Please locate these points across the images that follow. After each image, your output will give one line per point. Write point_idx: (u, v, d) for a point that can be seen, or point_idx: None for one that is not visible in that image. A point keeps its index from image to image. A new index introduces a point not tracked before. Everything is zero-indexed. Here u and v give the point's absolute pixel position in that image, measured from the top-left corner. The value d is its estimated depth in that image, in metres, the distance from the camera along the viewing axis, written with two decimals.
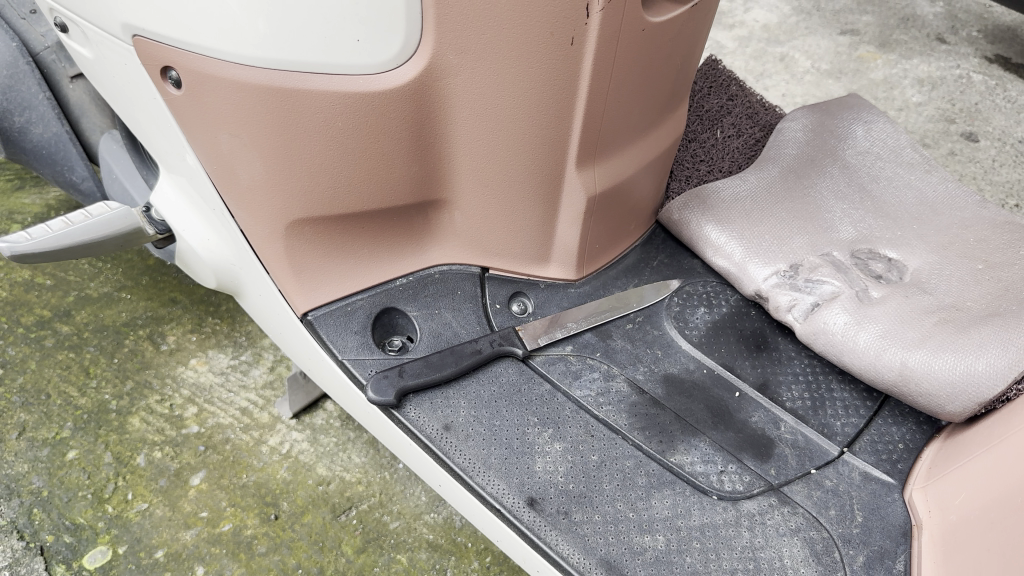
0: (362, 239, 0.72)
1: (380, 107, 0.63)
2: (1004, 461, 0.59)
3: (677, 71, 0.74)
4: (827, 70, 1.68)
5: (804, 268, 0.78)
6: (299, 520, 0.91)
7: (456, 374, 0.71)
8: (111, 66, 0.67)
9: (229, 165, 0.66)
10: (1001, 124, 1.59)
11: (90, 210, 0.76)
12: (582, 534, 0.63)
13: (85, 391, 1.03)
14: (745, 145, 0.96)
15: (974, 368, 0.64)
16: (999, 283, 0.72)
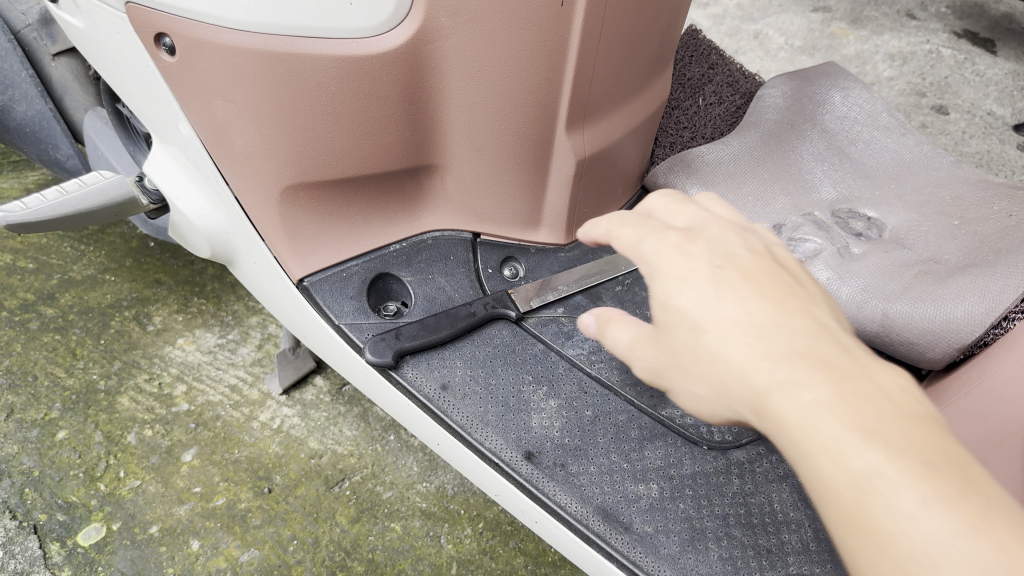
0: (356, 205, 0.74)
1: (375, 71, 0.64)
2: (982, 402, 0.62)
3: (662, 36, 0.76)
4: (800, 47, 1.71)
5: (787, 228, 0.81)
6: (293, 493, 0.92)
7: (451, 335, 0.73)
8: (104, 35, 0.67)
9: (224, 132, 0.66)
10: (970, 97, 1.62)
11: (85, 178, 0.78)
12: (578, 484, 0.65)
13: (73, 372, 1.02)
14: (726, 113, 0.98)
15: (952, 316, 0.66)
16: (976, 236, 0.74)
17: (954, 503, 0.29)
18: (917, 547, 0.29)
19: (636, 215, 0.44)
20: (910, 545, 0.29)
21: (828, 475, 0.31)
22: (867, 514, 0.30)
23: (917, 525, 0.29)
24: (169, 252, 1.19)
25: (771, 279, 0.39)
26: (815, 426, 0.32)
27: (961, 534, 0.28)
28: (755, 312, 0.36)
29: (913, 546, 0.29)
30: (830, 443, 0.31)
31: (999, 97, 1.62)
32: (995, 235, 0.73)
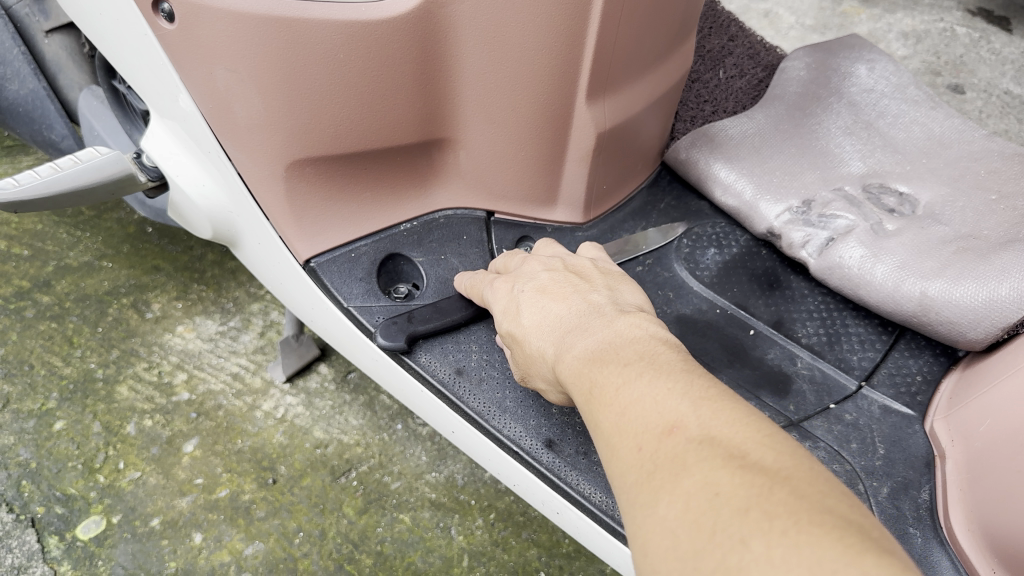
0: (365, 181, 0.70)
1: (384, 36, 0.60)
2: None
3: (686, 3, 0.72)
4: (812, 26, 1.67)
5: (817, 204, 0.77)
6: (298, 483, 0.89)
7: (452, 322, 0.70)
8: (100, 1, 0.63)
9: (226, 103, 0.63)
10: (986, 76, 1.59)
11: (79, 154, 0.74)
12: (602, 473, 0.62)
13: (70, 360, 0.98)
14: (748, 86, 0.94)
15: (997, 294, 0.63)
16: (1015, 212, 0.71)
17: (650, 388, 0.39)
18: (624, 431, 0.39)
19: (480, 275, 0.66)
20: (621, 430, 0.39)
21: (590, 404, 0.43)
22: (598, 421, 0.41)
23: (623, 414, 0.39)
24: (167, 237, 1.14)
25: (561, 287, 0.53)
26: (576, 375, 0.45)
27: (651, 408, 0.38)
28: (539, 311, 0.52)
29: (622, 429, 0.39)
30: (586, 384, 0.43)
31: (1016, 76, 1.59)
32: None
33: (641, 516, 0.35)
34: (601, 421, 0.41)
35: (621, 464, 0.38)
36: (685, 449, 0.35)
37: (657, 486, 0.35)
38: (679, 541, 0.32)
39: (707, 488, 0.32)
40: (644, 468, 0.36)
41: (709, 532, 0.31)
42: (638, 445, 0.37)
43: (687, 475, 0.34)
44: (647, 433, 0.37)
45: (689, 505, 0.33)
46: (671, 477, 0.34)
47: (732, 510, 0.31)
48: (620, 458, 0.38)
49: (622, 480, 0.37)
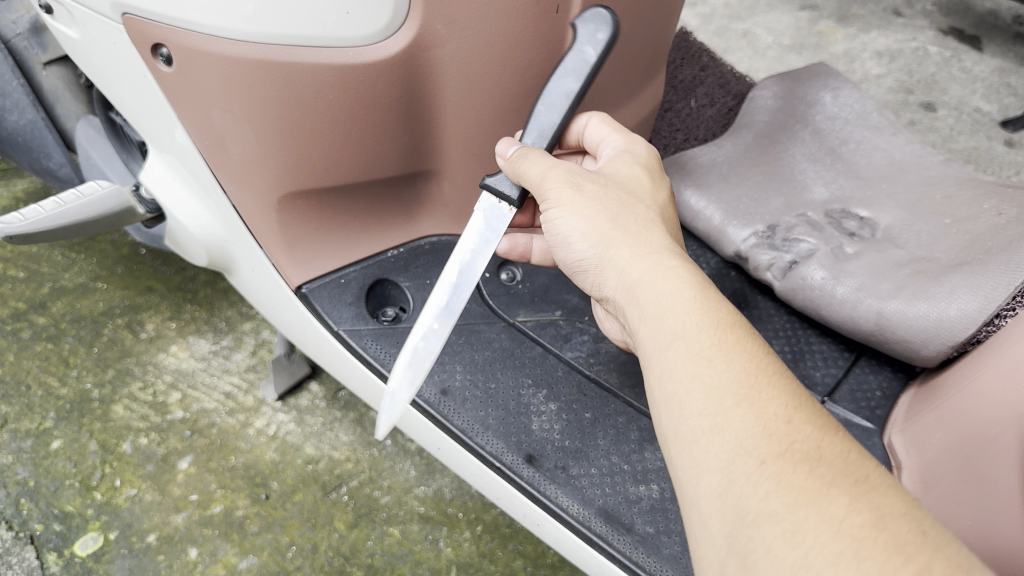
0: (353, 211, 0.74)
1: (373, 78, 0.63)
2: (975, 399, 0.63)
3: (656, 41, 0.77)
4: (789, 45, 1.71)
5: (781, 229, 0.81)
6: (290, 499, 0.92)
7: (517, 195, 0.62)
8: (99, 44, 0.65)
9: (221, 141, 0.65)
10: (957, 94, 1.64)
11: (82, 189, 0.78)
12: (579, 486, 0.67)
13: (66, 380, 1.01)
14: (717, 114, 1.05)
15: (946, 313, 0.67)
16: (966, 234, 0.75)
17: (790, 384, 0.43)
18: (756, 395, 0.41)
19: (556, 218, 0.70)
20: (752, 392, 0.41)
21: (704, 354, 0.44)
22: (728, 364, 0.43)
23: (761, 381, 0.42)
24: (160, 258, 1.17)
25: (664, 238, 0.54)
26: (688, 324, 0.45)
27: (795, 404, 0.41)
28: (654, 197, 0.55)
29: (760, 399, 0.41)
30: (705, 331, 0.45)
31: (986, 94, 1.64)
32: (986, 233, 0.74)
33: (803, 501, 0.37)
34: (722, 375, 0.43)
35: (750, 424, 0.40)
36: (848, 455, 0.40)
37: (821, 482, 0.38)
38: (865, 547, 0.35)
39: (891, 507, 0.37)
40: (793, 452, 0.39)
41: (907, 554, 0.34)
42: (781, 420, 0.41)
43: (868, 486, 0.38)
44: (802, 417, 0.41)
45: (874, 511, 0.37)
46: (844, 479, 0.38)
47: (921, 534, 0.36)
48: (753, 424, 0.40)
49: (752, 444, 0.40)
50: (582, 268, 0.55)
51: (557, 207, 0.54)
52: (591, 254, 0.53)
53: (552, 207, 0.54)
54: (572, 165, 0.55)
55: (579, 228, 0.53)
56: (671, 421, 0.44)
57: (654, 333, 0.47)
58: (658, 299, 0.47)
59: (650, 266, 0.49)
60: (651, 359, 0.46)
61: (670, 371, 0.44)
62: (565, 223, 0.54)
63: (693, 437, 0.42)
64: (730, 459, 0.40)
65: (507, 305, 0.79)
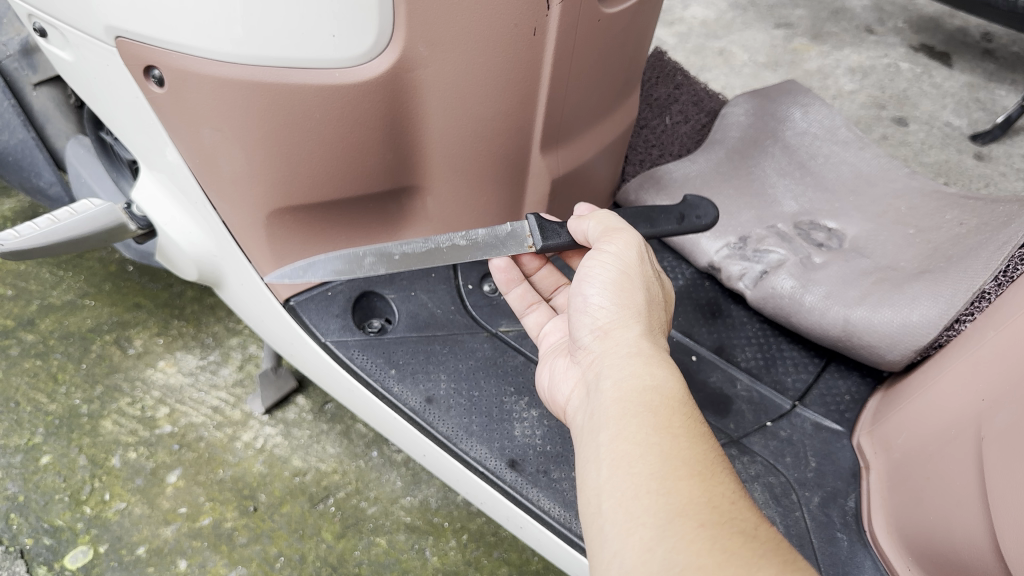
0: (340, 226, 0.76)
1: (358, 97, 0.65)
2: (936, 400, 0.66)
3: (630, 60, 0.81)
4: (764, 63, 1.75)
5: (752, 240, 0.86)
6: (278, 510, 0.94)
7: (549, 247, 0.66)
8: (93, 67, 0.67)
9: (212, 158, 0.68)
10: (928, 109, 1.68)
11: (75, 207, 0.81)
12: (560, 489, 0.71)
13: (55, 397, 1.03)
14: (692, 131, 1.11)
15: (909, 319, 0.70)
16: (929, 244, 0.79)
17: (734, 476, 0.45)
18: (703, 469, 0.43)
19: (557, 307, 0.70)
20: (700, 464, 0.43)
21: (671, 429, 0.45)
22: (692, 444, 0.44)
23: (717, 464, 0.44)
24: (148, 275, 1.18)
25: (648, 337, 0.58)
26: (659, 403, 0.47)
27: (741, 489, 0.43)
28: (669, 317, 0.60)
29: (710, 479, 0.42)
30: (676, 415, 0.46)
31: (956, 109, 1.69)
32: (947, 243, 0.78)
33: (737, 565, 0.38)
34: (679, 450, 0.44)
35: (693, 492, 0.41)
36: (780, 541, 0.40)
37: (757, 553, 0.38)
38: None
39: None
40: (732, 526, 0.40)
41: None
42: (727, 497, 0.42)
43: (796, 565, 0.39)
44: (747, 503, 0.42)
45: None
46: (776, 557, 0.39)
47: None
48: (699, 495, 0.41)
49: (693, 510, 0.40)
50: (585, 318, 0.57)
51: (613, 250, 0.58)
52: (612, 303, 0.55)
53: (607, 246, 0.59)
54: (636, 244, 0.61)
55: (604, 279, 0.57)
56: (613, 479, 0.44)
57: (624, 402, 0.48)
58: (640, 377, 0.49)
59: (641, 353, 0.51)
60: (610, 423, 0.48)
61: (629, 434, 0.45)
62: (605, 269, 0.57)
63: (635, 494, 0.42)
64: (667, 518, 0.40)
65: (490, 316, 0.83)
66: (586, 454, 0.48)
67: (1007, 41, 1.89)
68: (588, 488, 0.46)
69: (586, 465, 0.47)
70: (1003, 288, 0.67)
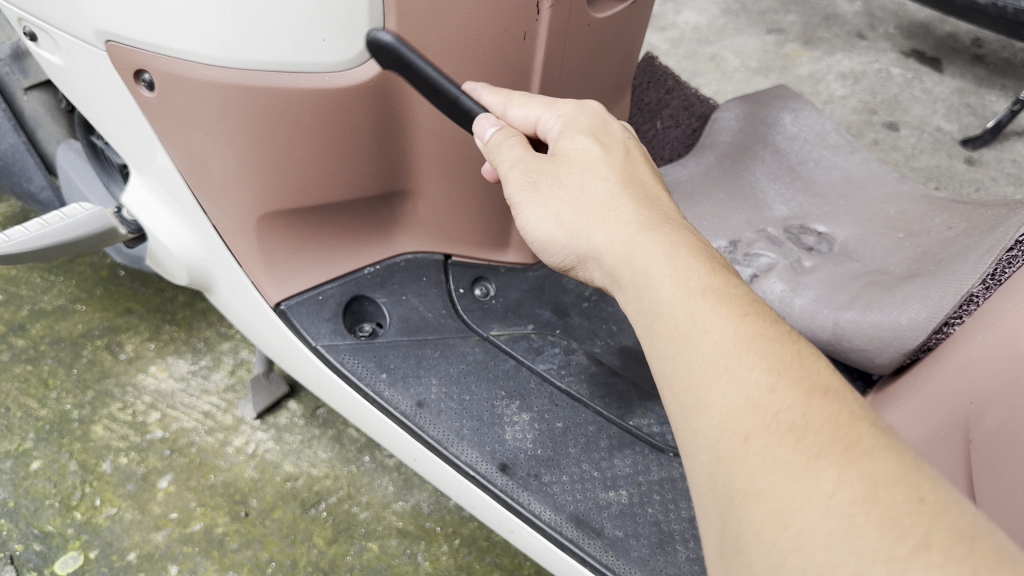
0: (331, 230, 0.76)
1: (350, 102, 0.65)
2: (925, 402, 0.67)
3: (619, 65, 0.82)
4: (756, 68, 1.75)
5: (743, 243, 0.87)
6: (269, 516, 0.94)
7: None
8: (83, 71, 0.67)
9: (203, 162, 0.68)
10: (919, 114, 1.69)
11: (65, 211, 0.80)
12: (551, 493, 0.71)
13: (46, 402, 1.02)
14: (683, 135, 1.14)
15: (899, 322, 0.70)
16: (919, 247, 0.79)
17: (778, 346, 0.41)
18: (738, 366, 0.40)
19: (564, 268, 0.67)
20: (733, 365, 0.40)
21: (682, 329, 0.43)
22: (700, 338, 0.42)
23: (745, 349, 0.40)
24: (139, 279, 1.18)
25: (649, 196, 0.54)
26: (662, 300, 0.45)
27: (792, 367, 0.39)
28: (620, 163, 0.56)
29: (740, 369, 0.40)
30: (681, 306, 0.44)
31: (947, 114, 1.69)
32: (936, 246, 0.78)
33: (787, 476, 0.35)
34: (697, 348, 0.42)
35: (733, 400, 0.39)
36: (838, 419, 0.36)
37: (813, 449, 0.35)
38: (857, 524, 0.32)
39: (885, 473, 0.33)
40: (777, 425, 0.37)
41: (900, 525, 0.31)
42: (770, 387, 0.39)
43: (859, 451, 0.35)
44: (789, 383, 0.38)
45: (865, 477, 0.34)
46: (834, 448, 0.35)
47: (917, 502, 0.32)
48: (736, 397, 0.39)
49: (737, 422, 0.38)
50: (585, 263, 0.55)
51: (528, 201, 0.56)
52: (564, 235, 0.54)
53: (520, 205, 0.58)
54: (534, 159, 0.57)
55: (543, 219, 0.55)
56: (667, 399, 0.43)
57: (642, 319, 0.47)
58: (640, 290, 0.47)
59: (621, 249, 0.50)
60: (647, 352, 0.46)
61: (657, 350, 0.44)
62: (539, 218, 0.56)
63: (688, 422, 0.41)
64: (718, 439, 0.39)
65: (481, 320, 0.83)
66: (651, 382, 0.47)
67: (997, 46, 1.90)
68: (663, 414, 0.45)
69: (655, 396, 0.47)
70: (991, 291, 0.68)
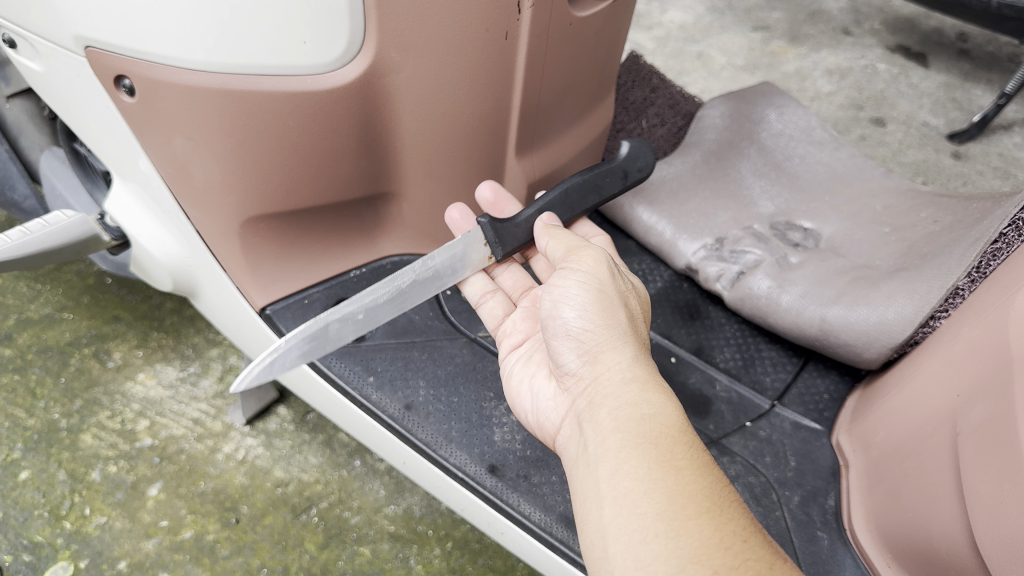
0: (316, 234, 0.76)
1: (331, 105, 0.65)
2: (907, 415, 0.67)
3: (603, 62, 0.82)
4: (742, 65, 1.75)
5: (728, 241, 0.86)
6: (260, 522, 0.93)
7: (511, 248, 0.71)
8: (64, 76, 0.66)
9: (185, 168, 0.67)
10: (905, 109, 1.69)
11: (47, 218, 0.80)
12: (541, 494, 0.71)
13: (34, 412, 1.02)
14: (669, 133, 1.14)
15: (885, 317, 0.71)
16: (906, 242, 0.80)
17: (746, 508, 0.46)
18: (719, 509, 0.44)
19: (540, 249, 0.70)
20: (714, 503, 0.44)
21: (676, 462, 0.46)
22: (686, 474, 0.46)
23: (723, 501, 0.45)
24: (127, 286, 1.17)
25: None
26: (664, 431, 0.48)
27: (759, 528, 0.45)
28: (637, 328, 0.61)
29: (721, 516, 0.44)
30: (678, 445, 0.47)
31: (933, 109, 1.70)
32: (922, 240, 0.78)
33: None
34: (685, 482, 0.45)
35: (705, 533, 0.42)
36: None
37: None
38: None
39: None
40: (747, 570, 0.41)
41: None
42: (741, 537, 0.43)
43: None
44: (759, 540, 0.43)
45: None
46: None
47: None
48: (711, 535, 0.42)
49: (707, 555, 0.41)
50: (568, 342, 0.58)
51: (584, 266, 0.60)
52: (593, 322, 0.57)
53: (577, 264, 0.61)
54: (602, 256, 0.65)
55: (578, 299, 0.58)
56: (619, 520, 0.45)
57: (623, 431, 0.49)
58: (637, 404, 0.50)
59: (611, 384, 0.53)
60: (609, 457, 0.49)
61: (630, 469, 0.46)
62: (572, 285, 0.59)
63: (643, 538, 0.43)
64: (681, 566, 0.41)
65: (469, 322, 0.83)
66: (584, 487, 0.50)
67: (982, 41, 1.90)
68: (590, 529, 0.47)
69: (588, 503, 0.48)
70: (976, 285, 0.69)
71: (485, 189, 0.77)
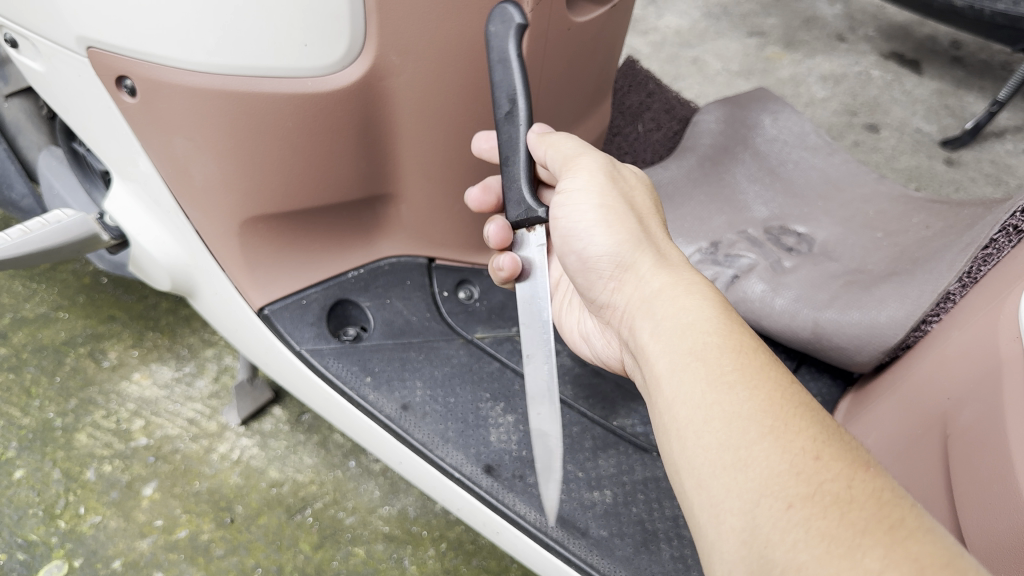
0: (315, 234, 0.77)
1: (331, 107, 0.65)
2: (919, 387, 0.67)
3: (600, 67, 0.83)
4: (737, 71, 1.76)
5: (723, 245, 0.87)
6: (255, 522, 0.94)
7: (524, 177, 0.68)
8: (66, 77, 0.67)
9: (185, 168, 0.67)
10: (898, 115, 1.70)
11: (46, 217, 0.80)
12: (536, 494, 0.71)
13: (29, 411, 1.02)
14: (665, 138, 1.15)
15: (877, 320, 0.72)
16: (897, 246, 0.81)
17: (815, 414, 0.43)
18: (785, 423, 0.41)
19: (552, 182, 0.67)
20: (777, 417, 0.42)
21: (722, 378, 0.44)
22: (737, 393, 0.43)
23: (786, 414, 0.42)
24: (122, 286, 1.17)
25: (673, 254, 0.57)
26: (709, 346, 0.46)
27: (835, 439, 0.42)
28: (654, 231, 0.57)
29: (786, 432, 0.41)
30: (726, 356, 0.45)
31: (926, 115, 1.71)
32: (914, 245, 0.79)
33: (831, 554, 0.37)
34: (741, 402, 0.43)
35: (768, 458, 0.40)
36: (881, 496, 0.39)
37: (857, 526, 0.37)
38: None
39: (931, 556, 0.36)
40: (824, 495, 0.39)
41: None
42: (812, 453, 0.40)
43: (904, 532, 0.37)
44: (832, 453, 0.40)
45: (915, 563, 0.35)
46: (878, 526, 0.37)
47: None
48: (780, 461, 0.40)
49: (779, 484, 0.39)
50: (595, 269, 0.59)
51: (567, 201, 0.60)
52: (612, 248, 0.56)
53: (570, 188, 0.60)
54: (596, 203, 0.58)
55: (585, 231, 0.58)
56: (685, 452, 0.44)
57: (669, 356, 0.48)
58: (672, 317, 0.49)
59: (642, 303, 0.53)
60: (664, 382, 0.47)
61: (686, 396, 0.45)
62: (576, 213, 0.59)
63: (712, 471, 0.42)
64: (756, 501, 0.40)
65: (465, 322, 0.84)
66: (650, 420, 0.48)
67: (975, 48, 1.92)
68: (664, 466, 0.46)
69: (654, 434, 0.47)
70: (967, 289, 0.70)
71: (480, 140, 0.71)
